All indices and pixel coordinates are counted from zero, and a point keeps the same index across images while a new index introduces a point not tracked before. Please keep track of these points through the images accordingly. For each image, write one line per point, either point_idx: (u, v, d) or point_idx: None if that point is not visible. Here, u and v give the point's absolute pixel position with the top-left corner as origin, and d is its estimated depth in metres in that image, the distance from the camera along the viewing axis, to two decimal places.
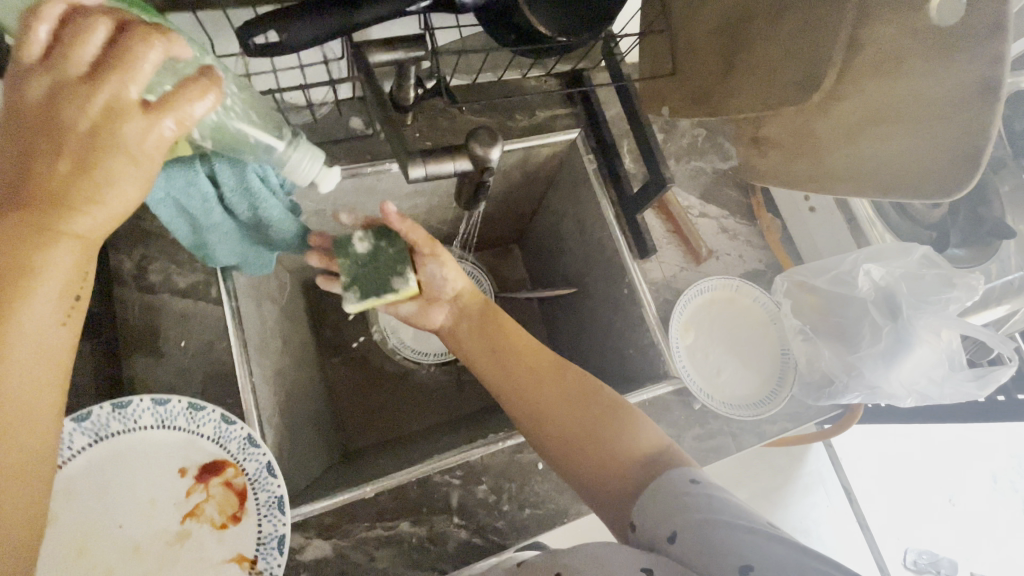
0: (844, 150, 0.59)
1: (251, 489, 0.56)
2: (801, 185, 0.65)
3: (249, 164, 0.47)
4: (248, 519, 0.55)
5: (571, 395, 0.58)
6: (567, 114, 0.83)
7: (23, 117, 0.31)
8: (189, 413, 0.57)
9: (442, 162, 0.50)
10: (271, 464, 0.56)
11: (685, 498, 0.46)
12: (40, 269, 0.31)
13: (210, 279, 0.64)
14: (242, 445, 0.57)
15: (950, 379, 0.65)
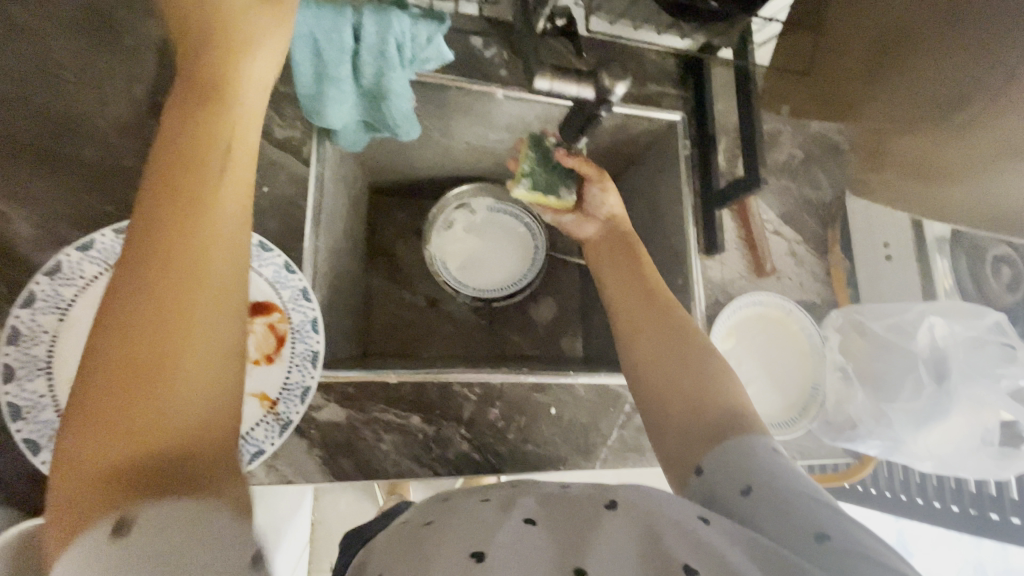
0: (960, 177, 0.71)
1: (291, 338, 0.59)
2: (906, 202, 0.79)
3: (393, 28, 0.49)
4: (281, 364, 0.58)
5: (672, 335, 0.58)
6: (675, 96, 0.83)
7: (194, 83, 0.37)
8: (255, 251, 0.59)
9: (567, 82, 0.51)
10: (315, 321, 0.59)
11: (762, 462, 0.46)
12: (219, 214, 0.33)
13: (305, 139, 0.66)
14: (295, 295, 0.59)
15: (976, 453, 0.65)
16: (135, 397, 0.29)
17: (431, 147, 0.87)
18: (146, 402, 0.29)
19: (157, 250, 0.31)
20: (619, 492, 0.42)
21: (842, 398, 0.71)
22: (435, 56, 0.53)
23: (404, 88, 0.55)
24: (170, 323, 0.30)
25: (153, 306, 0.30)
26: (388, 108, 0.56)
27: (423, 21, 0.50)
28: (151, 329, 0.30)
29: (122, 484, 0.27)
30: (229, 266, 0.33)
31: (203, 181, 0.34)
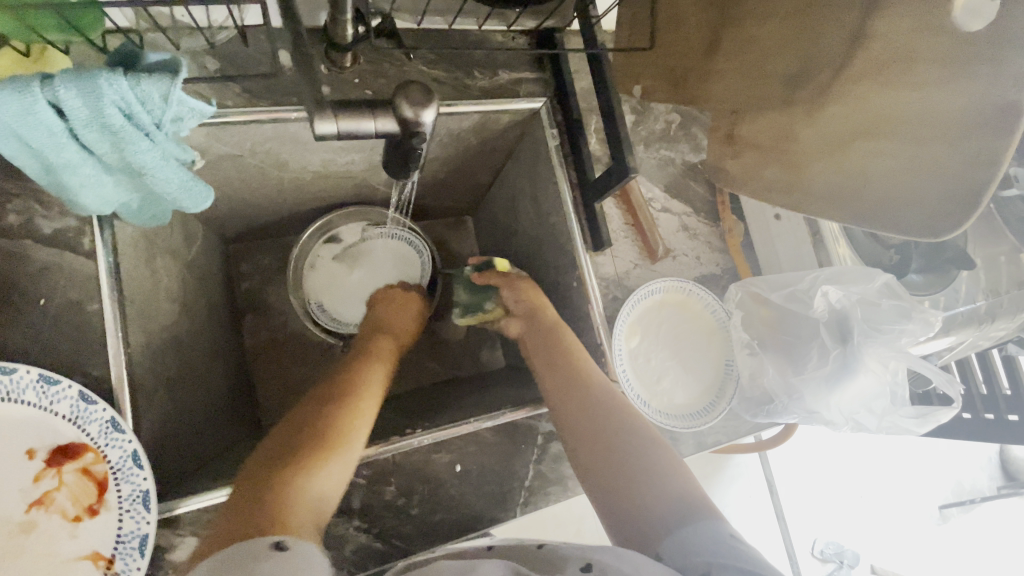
0: (823, 167, 0.58)
1: (112, 481, 0.48)
2: (772, 194, 0.64)
3: (107, 97, 0.38)
4: (107, 513, 0.48)
5: (614, 414, 0.58)
6: (532, 79, 0.73)
7: (297, 446, 0.49)
8: (41, 387, 0.47)
9: (360, 118, 0.42)
10: (137, 453, 0.48)
11: (720, 546, 0.44)
12: (333, 459, 0.49)
13: (81, 228, 0.53)
14: (103, 429, 0.48)
15: (891, 413, 0.62)
16: (262, 509, 0.43)
17: (271, 185, 0.74)
18: (313, 461, 0.48)
19: (289, 463, 0.47)
20: (596, 552, 0.42)
21: (755, 375, 0.68)
22: (186, 111, 0.42)
23: (166, 157, 0.44)
24: (287, 491, 0.45)
25: (273, 492, 0.45)
26: (151, 181, 0.45)
27: (147, 78, 0.39)
28: (299, 458, 0.48)
29: (266, 527, 0.41)
30: (336, 475, 0.48)
31: (314, 455, 0.49)
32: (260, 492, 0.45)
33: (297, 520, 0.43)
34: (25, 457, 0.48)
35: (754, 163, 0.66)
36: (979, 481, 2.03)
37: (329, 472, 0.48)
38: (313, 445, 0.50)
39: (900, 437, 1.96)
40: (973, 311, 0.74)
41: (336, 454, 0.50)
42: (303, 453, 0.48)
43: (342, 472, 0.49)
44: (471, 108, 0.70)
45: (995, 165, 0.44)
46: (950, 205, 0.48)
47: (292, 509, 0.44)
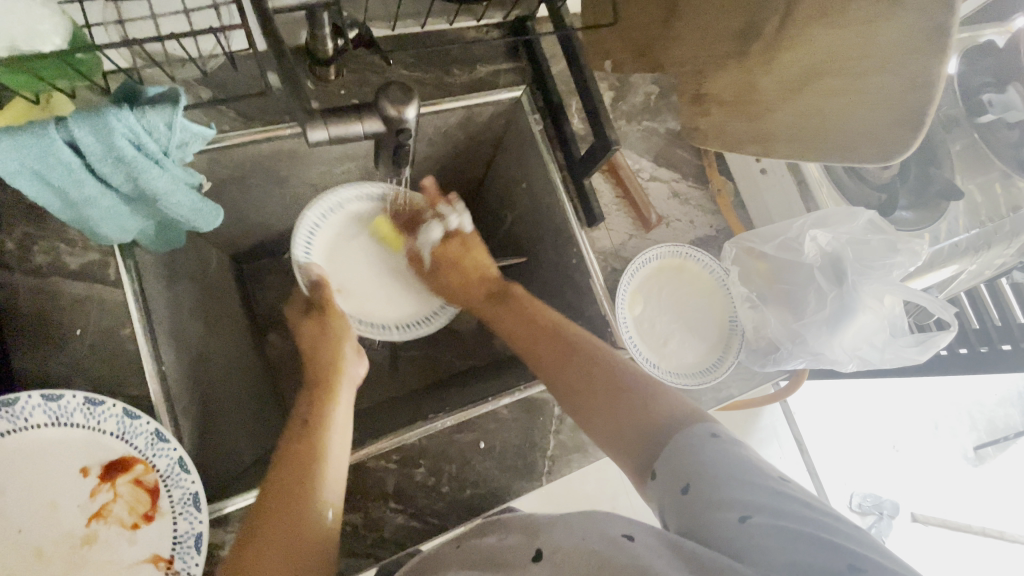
0: (783, 113, 0.60)
1: (163, 487, 0.52)
2: (745, 147, 0.65)
3: (117, 130, 0.41)
4: (162, 518, 0.52)
5: (601, 370, 0.59)
6: (510, 69, 0.76)
7: (284, 460, 0.51)
8: (86, 409, 0.51)
9: (348, 124, 0.44)
10: (183, 460, 0.52)
11: (701, 451, 0.46)
12: (326, 454, 0.52)
13: (106, 260, 0.57)
14: (150, 440, 0.52)
15: (892, 344, 0.64)
16: (271, 535, 0.45)
17: (274, 202, 0.77)
18: (309, 474, 0.50)
19: (278, 492, 0.48)
20: (542, 536, 0.42)
21: (758, 326, 0.70)
22: (191, 136, 0.46)
23: (176, 181, 0.48)
24: (285, 512, 0.47)
25: (269, 519, 0.46)
26: (165, 207, 0.49)
27: (152, 109, 0.42)
28: (285, 472, 0.50)
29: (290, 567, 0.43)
30: (335, 470, 0.52)
31: (307, 462, 0.51)
32: (263, 522, 0.46)
33: (301, 546, 0.45)
34: (81, 474, 0.52)
35: (726, 122, 0.67)
36: (1013, 418, 2.01)
37: (326, 471, 0.51)
38: (301, 459, 0.51)
39: (927, 382, 1.93)
40: (969, 240, 0.75)
41: (321, 448, 0.53)
42: (291, 469, 0.50)
43: (337, 464, 0.52)
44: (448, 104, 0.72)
45: (932, 84, 0.47)
46: (899, 129, 0.51)
47: (292, 528, 0.46)
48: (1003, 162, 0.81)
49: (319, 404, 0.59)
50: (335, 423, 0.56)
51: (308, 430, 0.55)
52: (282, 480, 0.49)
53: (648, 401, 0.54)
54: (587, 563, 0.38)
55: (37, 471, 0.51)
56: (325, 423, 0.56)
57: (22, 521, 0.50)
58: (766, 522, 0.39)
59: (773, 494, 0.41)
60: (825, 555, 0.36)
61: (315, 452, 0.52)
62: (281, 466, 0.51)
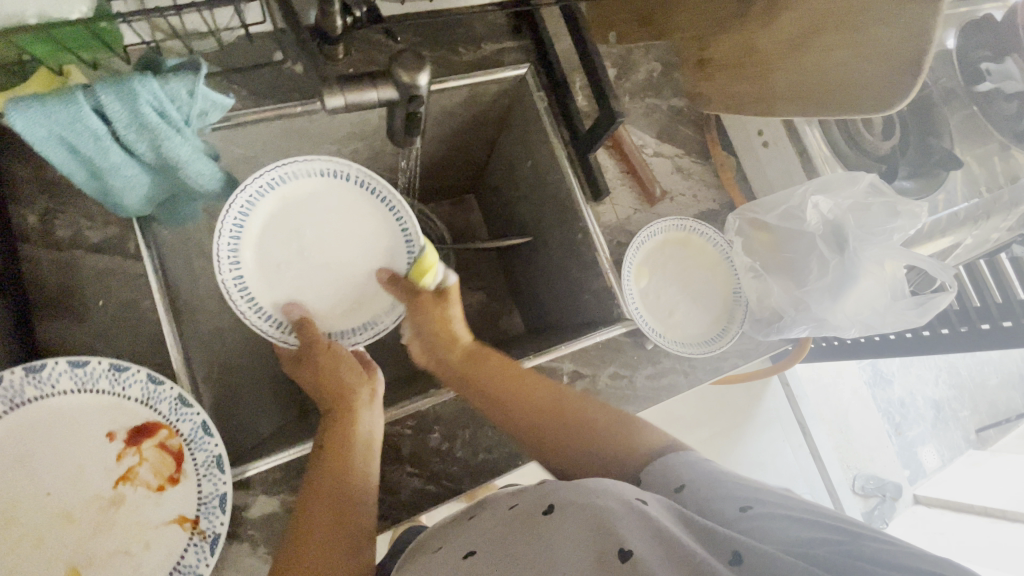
0: (783, 71, 0.65)
1: (188, 451, 0.53)
2: (746, 106, 0.71)
3: (142, 97, 0.43)
4: (187, 480, 0.53)
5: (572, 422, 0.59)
6: (514, 47, 0.77)
7: (316, 478, 0.51)
8: (112, 374, 0.53)
9: (362, 89, 0.47)
10: (206, 424, 0.54)
11: (694, 464, 0.51)
12: (353, 467, 0.53)
13: (126, 234, 0.59)
14: (174, 405, 0.54)
15: (893, 308, 0.66)
16: (316, 557, 0.45)
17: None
18: (348, 490, 0.51)
19: (316, 512, 0.48)
20: (556, 494, 0.43)
21: (762, 296, 0.71)
22: (210, 106, 0.47)
23: (196, 150, 0.49)
24: (329, 532, 0.47)
25: (317, 538, 0.47)
26: (186, 177, 0.51)
27: (175, 78, 0.44)
28: (321, 491, 0.50)
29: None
30: (365, 481, 0.53)
31: (344, 477, 0.51)
32: (305, 544, 0.46)
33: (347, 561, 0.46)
34: (108, 439, 0.53)
35: (727, 84, 0.72)
36: (1014, 398, 2.02)
37: (355, 484, 0.52)
38: (334, 477, 0.51)
39: (930, 364, 1.94)
40: (969, 209, 0.76)
41: (348, 459, 0.53)
42: (325, 488, 0.50)
43: (367, 473, 0.53)
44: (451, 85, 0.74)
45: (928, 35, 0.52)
46: (894, 78, 0.56)
47: (338, 543, 0.47)
48: (1000, 133, 0.82)
49: (345, 404, 0.57)
50: (366, 429, 0.56)
51: (340, 441, 0.54)
52: (315, 501, 0.49)
53: (625, 442, 0.57)
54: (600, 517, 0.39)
55: (66, 435, 0.52)
56: (364, 433, 0.56)
57: (52, 483, 0.52)
58: (765, 511, 0.42)
59: (766, 489, 0.45)
60: (826, 529, 0.39)
61: (343, 464, 0.52)
62: (316, 486, 0.50)
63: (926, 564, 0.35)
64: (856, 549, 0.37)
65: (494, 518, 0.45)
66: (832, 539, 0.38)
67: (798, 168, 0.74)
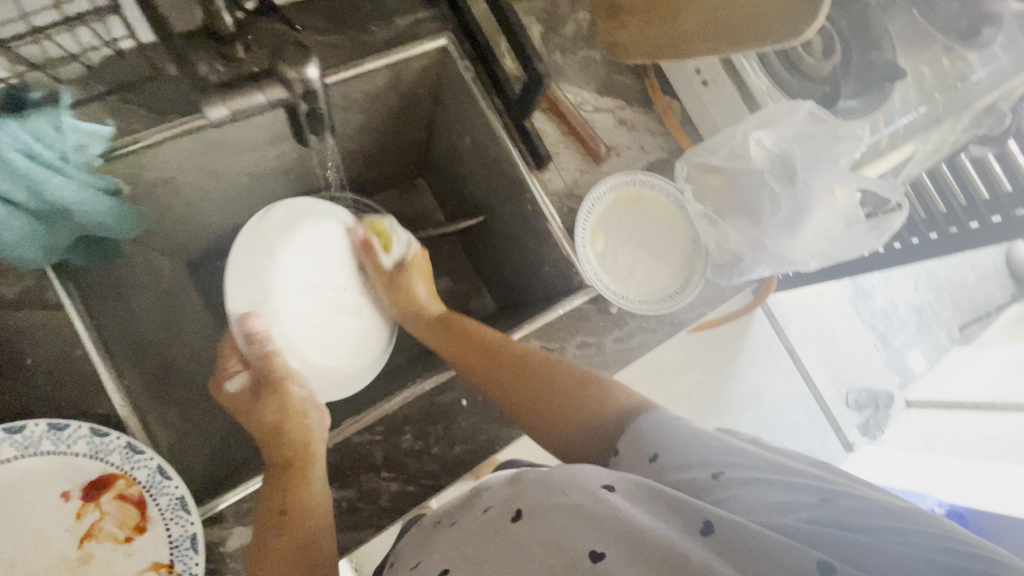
0: (691, 9, 0.63)
1: (149, 497, 0.52)
2: (663, 52, 0.68)
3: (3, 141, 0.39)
4: (154, 526, 0.52)
5: (543, 373, 0.58)
6: (429, 17, 0.72)
7: (272, 481, 0.53)
8: (52, 434, 0.50)
9: (248, 95, 0.43)
10: (162, 467, 0.52)
11: (661, 428, 0.48)
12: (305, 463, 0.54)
13: (42, 284, 0.55)
14: (125, 454, 0.51)
15: (849, 235, 0.65)
16: (276, 559, 0.48)
17: (215, 197, 0.75)
18: (300, 490, 0.52)
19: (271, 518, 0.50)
20: (522, 497, 0.44)
21: (720, 242, 0.69)
22: (87, 137, 0.44)
23: (86, 187, 0.46)
24: (278, 535, 0.49)
25: (267, 547, 0.48)
26: (83, 217, 0.47)
27: (37, 115, 0.41)
28: (271, 498, 0.52)
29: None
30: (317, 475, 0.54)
31: (293, 479, 0.53)
32: (267, 555, 0.48)
33: (306, 553, 0.49)
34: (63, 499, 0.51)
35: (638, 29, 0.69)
36: (993, 294, 2.04)
37: (310, 479, 0.53)
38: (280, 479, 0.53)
39: (909, 272, 1.97)
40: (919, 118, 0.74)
41: (295, 459, 0.55)
42: (270, 497, 0.52)
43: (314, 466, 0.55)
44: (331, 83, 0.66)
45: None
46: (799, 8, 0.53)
47: (287, 543, 0.49)
48: (943, 34, 0.79)
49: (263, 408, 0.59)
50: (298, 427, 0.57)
51: (281, 454, 0.55)
52: (266, 516, 0.51)
53: (587, 394, 0.55)
54: (561, 524, 0.39)
55: (18, 501, 0.51)
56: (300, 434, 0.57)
57: (17, 550, 0.51)
58: (740, 478, 0.41)
59: (744, 452, 0.44)
60: (800, 492, 0.39)
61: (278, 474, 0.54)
62: (268, 497, 0.52)
63: (913, 521, 0.35)
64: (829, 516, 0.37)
65: (470, 525, 0.45)
66: (813, 501, 0.38)
67: (741, 103, 0.71)
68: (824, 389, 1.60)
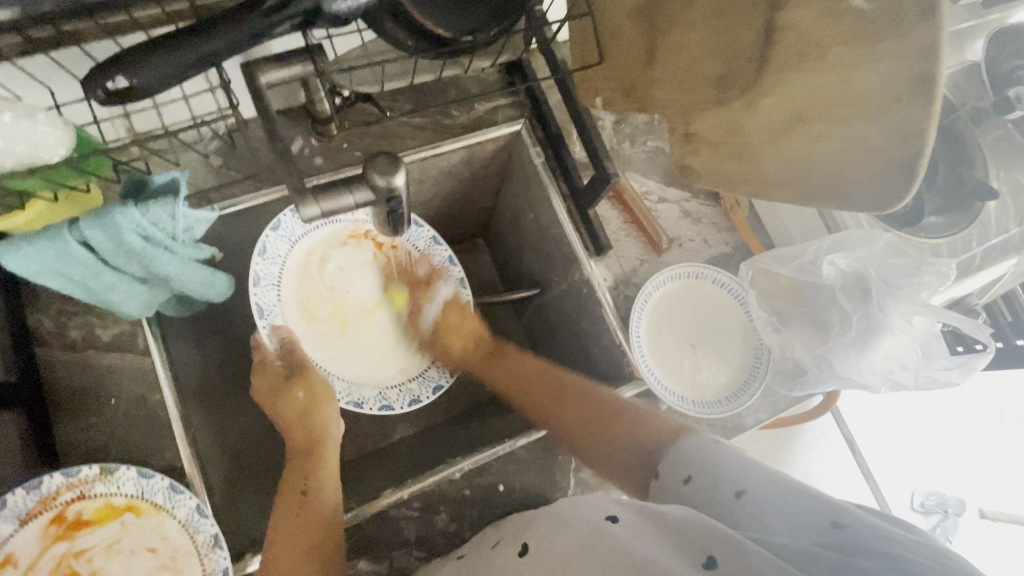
0: (777, 157, 0.47)
1: (185, 534, 0.55)
2: (738, 187, 0.52)
3: (124, 227, 0.43)
4: (191, 561, 0.55)
5: (603, 413, 0.63)
6: (507, 104, 0.75)
7: None
8: (169, 492, 0.56)
9: (338, 197, 0.45)
10: (200, 507, 0.56)
11: (702, 452, 0.52)
12: None
13: (134, 330, 0.61)
14: (167, 495, 0.56)
15: (926, 366, 0.62)
16: None
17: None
18: None
19: None
20: (531, 533, 0.48)
21: (785, 349, 0.67)
22: (196, 222, 0.47)
23: (187, 263, 0.49)
24: None
25: None
26: (179, 286, 0.51)
27: (155, 204, 0.44)
28: None
29: None
30: None
31: None
32: None
33: None
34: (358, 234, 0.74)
35: (715, 164, 0.53)
36: None
37: None
38: None
39: None
40: (1006, 241, 0.72)
41: None
42: None
43: None
44: (454, 147, 0.73)
45: (923, 137, 0.36)
46: (891, 173, 0.39)
47: None
48: None
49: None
50: None
51: None
52: None
53: (633, 428, 0.60)
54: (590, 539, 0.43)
55: (131, 527, 0.56)
56: None
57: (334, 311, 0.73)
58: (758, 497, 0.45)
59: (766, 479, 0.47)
60: (813, 518, 0.42)
61: None
62: None
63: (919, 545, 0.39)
64: (841, 539, 0.40)
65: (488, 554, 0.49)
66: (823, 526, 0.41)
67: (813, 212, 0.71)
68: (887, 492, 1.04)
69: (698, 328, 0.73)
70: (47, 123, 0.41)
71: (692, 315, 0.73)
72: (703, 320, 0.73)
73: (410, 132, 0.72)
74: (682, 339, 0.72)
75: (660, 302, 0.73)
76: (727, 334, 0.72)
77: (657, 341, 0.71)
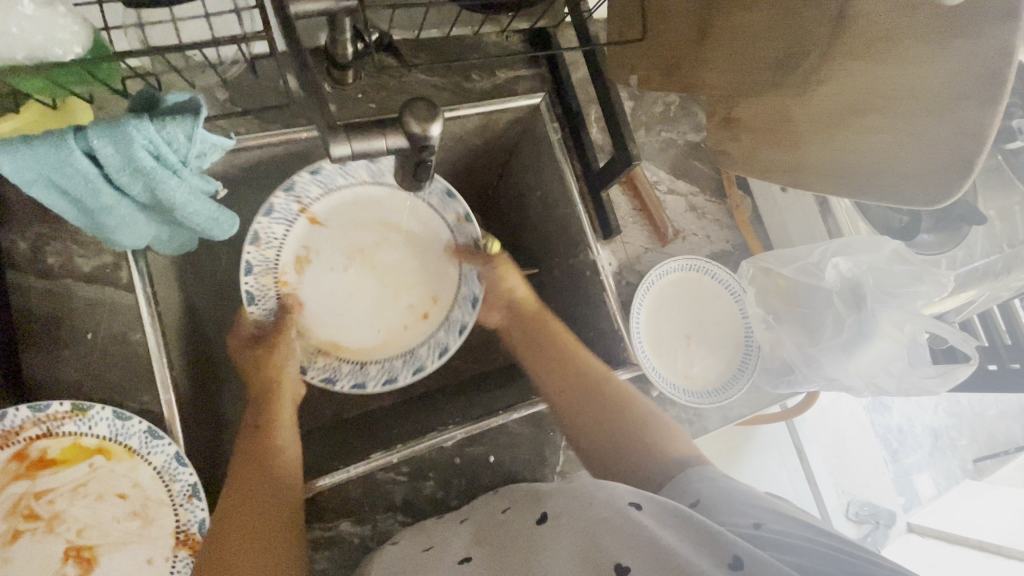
0: (817, 146, 0.57)
1: (161, 481, 0.52)
2: (776, 175, 0.63)
3: (136, 142, 0.40)
4: (164, 509, 0.52)
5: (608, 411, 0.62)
6: (529, 76, 0.73)
7: None
8: (146, 437, 0.52)
9: (371, 139, 0.43)
10: (180, 454, 0.53)
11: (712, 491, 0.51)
12: None
13: (118, 263, 0.56)
14: (143, 439, 0.52)
15: (910, 374, 0.65)
16: None
17: None
18: None
19: None
20: (548, 504, 0.49)
21: (775, 347, 0.70)
22: (209, 147, 0.44)
23: (194, 191, 0.46)
24: None
25: None
26: (181, 216, 0.47)
27: (173, 121, 0.41)
28: None
29: None
30: None
31: None
32: None
33: None
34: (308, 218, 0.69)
35: (752, 147, 0.65)
36: None
37: None
38: None
39: None
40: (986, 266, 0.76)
41: None
42: None
43: None
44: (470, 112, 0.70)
45: (982, 137, 0.44)
46: (949, 168, 0.47)
47: None
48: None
49: None
50: None
51: None
52: None
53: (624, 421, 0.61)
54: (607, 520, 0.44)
55: (101, 470, 0.52)
56: None
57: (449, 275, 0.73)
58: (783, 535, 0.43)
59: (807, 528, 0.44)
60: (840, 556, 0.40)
61: None
62: None
63: None
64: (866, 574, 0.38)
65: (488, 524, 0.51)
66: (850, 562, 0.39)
67: (817, 219, 0.73)
68: (829, 495, 1.11)
69: (698, 318, 0.73)
70: (66, 17, 0.40)
71: (694, 307, 0.73)
72: (707, 312, 0.73)
73: (429, 89, 0.69)
74: (678, 323, 0.73)
75: (663, 291, 0.73)
76: (727, 330, 0.73)
77: (659, 322, 0.72)
